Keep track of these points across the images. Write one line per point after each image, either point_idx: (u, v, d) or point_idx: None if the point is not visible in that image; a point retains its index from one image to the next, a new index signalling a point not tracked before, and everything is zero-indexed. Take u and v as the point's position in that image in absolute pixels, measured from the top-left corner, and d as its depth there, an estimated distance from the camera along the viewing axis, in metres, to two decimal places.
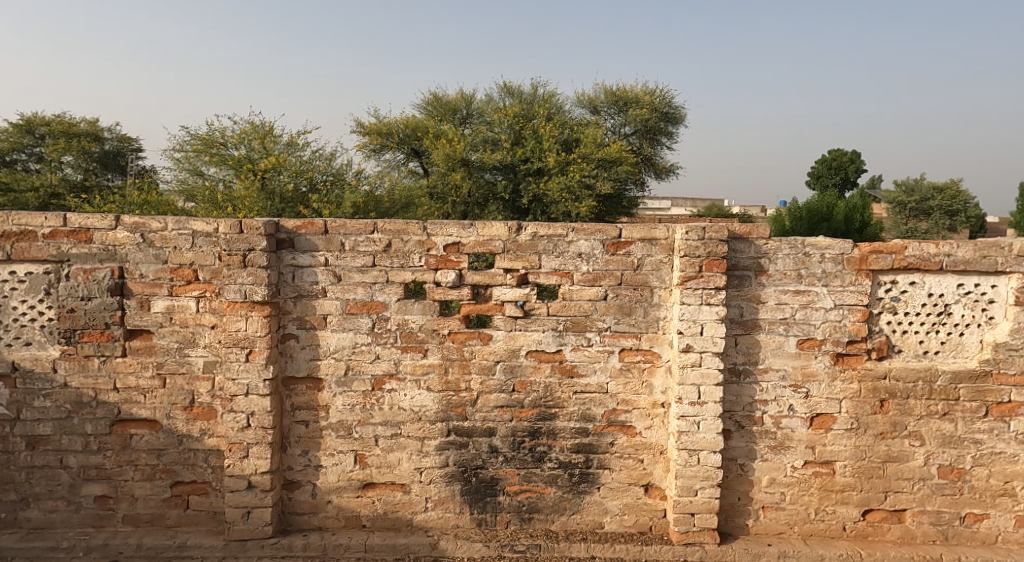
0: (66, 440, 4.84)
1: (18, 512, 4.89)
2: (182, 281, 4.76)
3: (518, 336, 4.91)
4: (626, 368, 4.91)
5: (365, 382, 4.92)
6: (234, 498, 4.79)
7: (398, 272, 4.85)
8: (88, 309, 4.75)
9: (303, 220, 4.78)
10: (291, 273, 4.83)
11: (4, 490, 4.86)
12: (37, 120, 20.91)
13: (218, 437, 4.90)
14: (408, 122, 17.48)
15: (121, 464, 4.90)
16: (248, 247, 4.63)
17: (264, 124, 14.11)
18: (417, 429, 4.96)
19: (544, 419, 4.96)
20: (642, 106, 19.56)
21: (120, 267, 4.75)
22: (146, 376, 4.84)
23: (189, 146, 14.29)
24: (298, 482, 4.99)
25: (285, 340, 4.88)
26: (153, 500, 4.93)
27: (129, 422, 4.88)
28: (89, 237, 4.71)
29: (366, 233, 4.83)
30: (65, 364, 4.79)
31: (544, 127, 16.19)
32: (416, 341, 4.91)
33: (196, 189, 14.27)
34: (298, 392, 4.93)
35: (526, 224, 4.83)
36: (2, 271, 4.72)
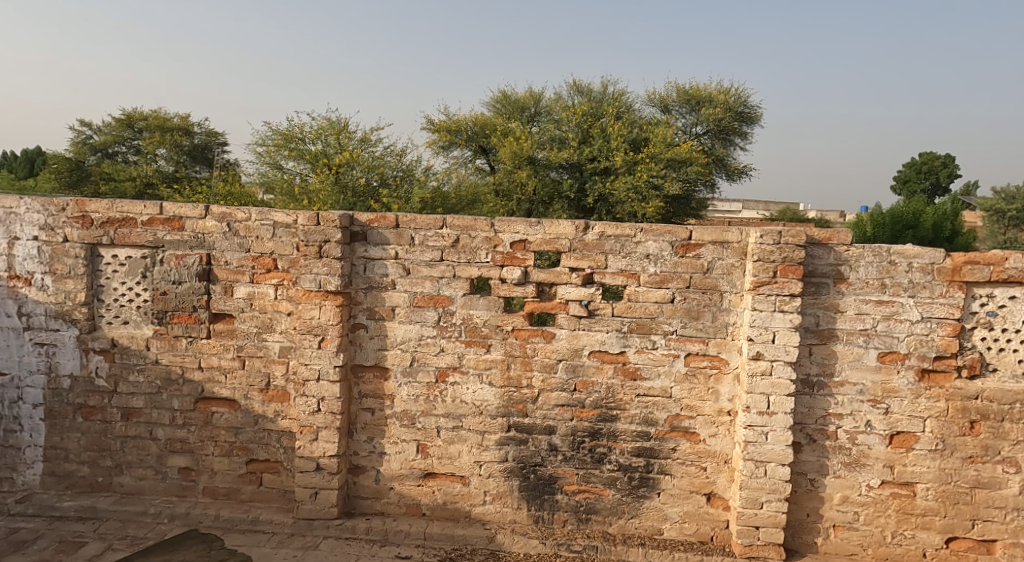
0: (155, 413, 5.25)
1: (112, 477, 5.33)
2: (263, 269, 5.04)
3: (581, 336, 4.90)
4: (691, 374, 4.81)
5: (429, 374, 5.05)
6: (304, 478, 5.04)
7: (465, 267, 4.94)
8: (178, 292, 5.12)
9: (376, 215, 4.94)
10: (363, 265, 5.01)
11: (99, 458, 5.31)
12: (137, 114, 22.62)
13: (290, 419, 5.17)
14: (477, 119, 17.69)
15: (203, 439, 5.25)
16: (325, 238, 4.85)
17: (340, 120, 14.79)
18: (479, 423, 5.04)
19: (605, 421, 4.93)
20: (716, 105, 19.11)
21: (208, 254, 5.08)
22: (227, 358, 5.16)
23: (271, 141, 15.11)
24: (362, 466, 5.19)
25: (355, 329, 5.08)
26: (230, 476, 5.27)
27: (212, 400, 5.23)
28: (182, 225, 5.07)
29: (435, 228, 4.94)
30: (157, 342, 5.19)
31: (613, 126, 16.03)
32: (480, 336, 4.99)
33: (275, 182, 15.09)
34: (366, 380, 5.12)
35: (594, 224, 4.80)
36: (106, 255, 5.16)
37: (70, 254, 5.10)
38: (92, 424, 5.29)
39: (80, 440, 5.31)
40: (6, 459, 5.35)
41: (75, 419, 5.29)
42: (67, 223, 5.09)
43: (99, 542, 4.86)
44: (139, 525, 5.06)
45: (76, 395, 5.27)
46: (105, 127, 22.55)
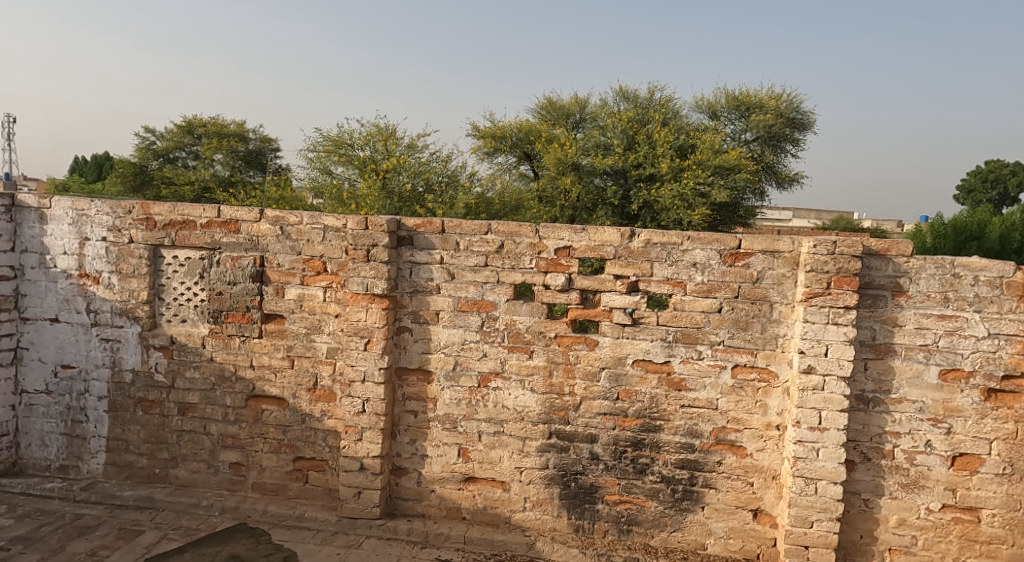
0: (209, 409, 5.40)
1: (168, 470, 5.50)
2: (313, 271, 5.14)
3: (625, 344, 4.84)
4: (739, 386, 4.70)
5: (472, 378, 5.06)
6: (347, 477, 5.11)
7: (509, 273, 4.94)
8: (233, 293, 5.27)
9: (423, 219, 4.99)
10: (409, 269, 5.06)
11: (156, 450, 5.49)
12: (197, 121, 23.45)
13: (335, 419, 5.25)
14: (522, 126, 17.81)
15: (253, 436, 5.37)
16: (372, 242, 4.92)
17: (388, 126, 15.06)
18: (520, 429, 5.03)
19: (648, 431, 4.85)
20: (766, 111, 18.74)
21: (261, 256, 5.21)
22: (277, 357, 5.28)
23: (321, 146, 15.47)
24: (404, 468, 5.23)
25: (400, 332, 5.13)
26: (277, 472, 5.38)
27: (262, 398, 5.35)
28: (237, 228, 5.22)
29: (480, 233, 4.95)
30: (212, 341, 5.35)
31: (659, 132, 15.86)
32: (522, 342, 4.98)
33: (324, 186, 15.43)
34: (409, 382, 5.16)
35: (641, 231, 4.75)
36: (167, 256, 5.36)
37: (135, 255, 5.33)
38: (151, 417, 5.48)
39: (139, 433, 5.50)
40: (72, 448, 5.59)
41: (135, 412, 5.49)
42: (133, 224, 5.32)
43: (155, 531, 5.02)
44: (192, 516, 5.21)
45: (137, 389, 5.47)
46: (167, 133, 23.47)
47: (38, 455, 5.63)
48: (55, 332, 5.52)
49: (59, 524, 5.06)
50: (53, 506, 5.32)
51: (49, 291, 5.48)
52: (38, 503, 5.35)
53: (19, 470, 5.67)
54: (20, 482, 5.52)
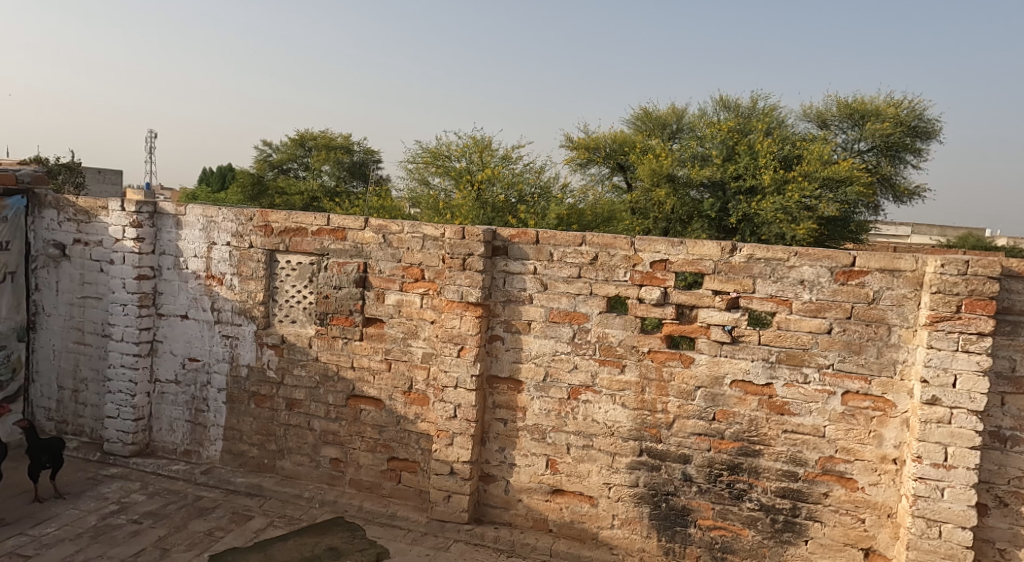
0: (313, 406, 5.65)
1: (275, 460, 5.79)
2: (411, 278, 5.28)
3: (723, 363, 4.65)
4: (849, 413, 4.39)
5: (562, 390, 5.01)
6: (438, 481, 5.19)
7: (603, 285, 4.87)
8: (338, 297, 5.49)
9: (518, 230, 5.01)
10: (503, 278, 5.09)
11: (266, 441, 5.79)
12: (308, 134, 24.82)
13: (428, 422, 5.34)
14: (617, 137, 17.58)
15: (351, 434, 5.56)
16: (468, 251, 4.99)
17: (485, 139, 15.38)
18: (610, 444, 4.93)
19: (746, 455, 4.63)
20: (884, 119, 17.63)
21: (365, 262, 5.40)
22: (376, 360, 5.45)
23: (420, 158, 15.99)
24: (493, 476, 5.25)
25: (492, 341, 5.16)
26: (373, 471, 5.53)
27: (361, 398, 5.54)
28: (344, 235, 5.44)
29: (575, 244, 4.91)
30: (318, 341, 5.59)
31: (762, 143, 15.23)
32: (615, 356, 4.89)
33: (421, 197, 15.92)
34: (500, 391, 5.18)
35: (743, 245, 4.55)
36: (281, 261, 5.67)
37: (254, 259, 5.68)
38: (263, 410, 5.79)
39: (251, 424, 5.83)
40: (195, 434, 6.00)
41: (248, 405, 5.83)
42: (252, 231, 5.67)
43: (263, 518, 5.29)
44: (295, 506, 5.45)
45: (251, 383, 5.80)
46: (281, 146, 25.02)
47: (167, 439, 6.09)
48: (184, 328, 5.97)
49: (182, 504, 5.45)
50: (178, 487, 5.73)
51: (182, 290, 5.95)
52: (165, 483, 5.79)
53: (151, 451, 6.15)
54: (152, 462, 5.99)
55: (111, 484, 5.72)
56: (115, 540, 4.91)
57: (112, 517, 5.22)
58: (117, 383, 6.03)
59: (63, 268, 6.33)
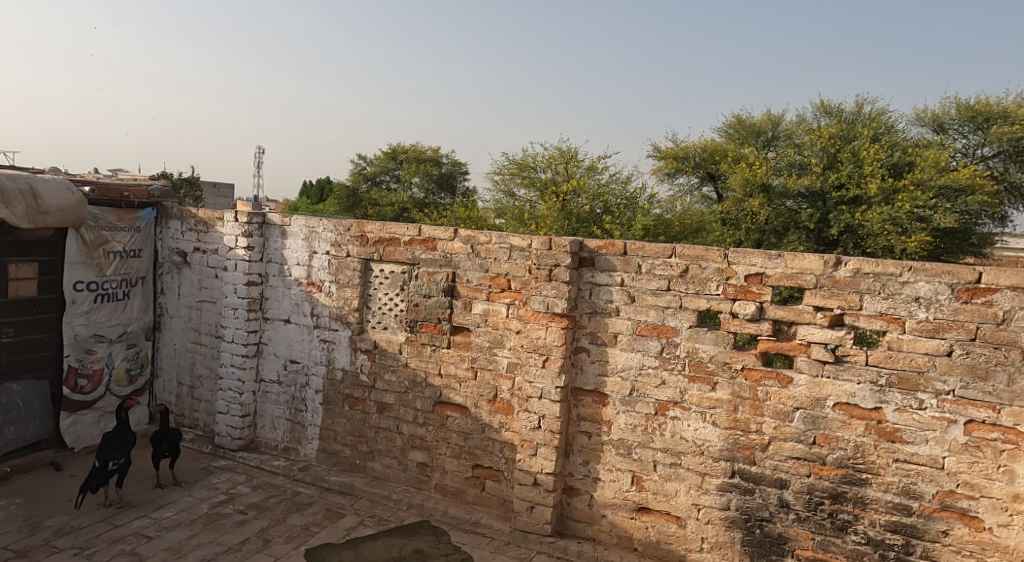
0: (402, 410, 5.76)
1: (366, 462, 5.94)
2: (498, 288, 5.30)
3: (825, 384, 4.37)
4: (973, 444, 4.02)
5: (649, 405, 4.87)
6: (522, 491, 5.15)
7: (693, 298, 4.70)
8: (427, 305, 5.58)
9: (605, 241, 4.93)
10: (589, 290, 5.02)
11: (358, 443, 5.96)
12: (399, 147, 25.61)
13: (512, 432, 5.32)
14: (707, 146, 17.09)
15: (438, 439, 5.63)
16: (555, 262, 4.96)
17: (571, 149, 15.35)
18: (699, 464, 4.74)
19: (850, 483, 4.33)
20: (1012, 121, 16.24)
21: (454, 272, 5.47)
22: (463, 368, 5.49)
23: (506, 170, 16.15)
24: (577, 489, 5.16)
25: (577, 352, 5.09)
26: (458, 477, 5.57)
27: (448, 405, 5.60)
28: (434, 245, 5.53)
29: (664, 256, 4.77)
30: (407, 348, 5.70)
31: (868, 150, 14.38)
32: (705, 372, 4.70)
33: (507, 208, 16.08)
34: (585, 403, 5.10)
35: (849, 259, 4.28)
36: (375, 269, 5.83)
37: (350, 267, 5.88)
38: (355, 412, 5.96)
39: (345, 425, 6.01)
40: (294, 433, 6.26)
41: (342, 407, 6.02)
42: (349, 240, 5.87)
43: (355, 516, 5.44)
44: (384, 507, 5.57)
45: (346, 386, 5.99)
46: (374, 159, 25.95)
47: (270, 435, 6.38)
48: (287, 331, 6.25)
49: (282, 498, 5.69)
50: (278, 481, 5.99)
51: (285, 295, 6.23)
52: (267, 477, 6.06)
53: (255, 446, 6.46)
54: (256, 457, 6.29)
55: (221, 475, 6.06)
56: (223, 528, 5.18)
57: (222, 506, 5.51)
58: (227, 381, 6.38)
59: (185, 274, 6.78)
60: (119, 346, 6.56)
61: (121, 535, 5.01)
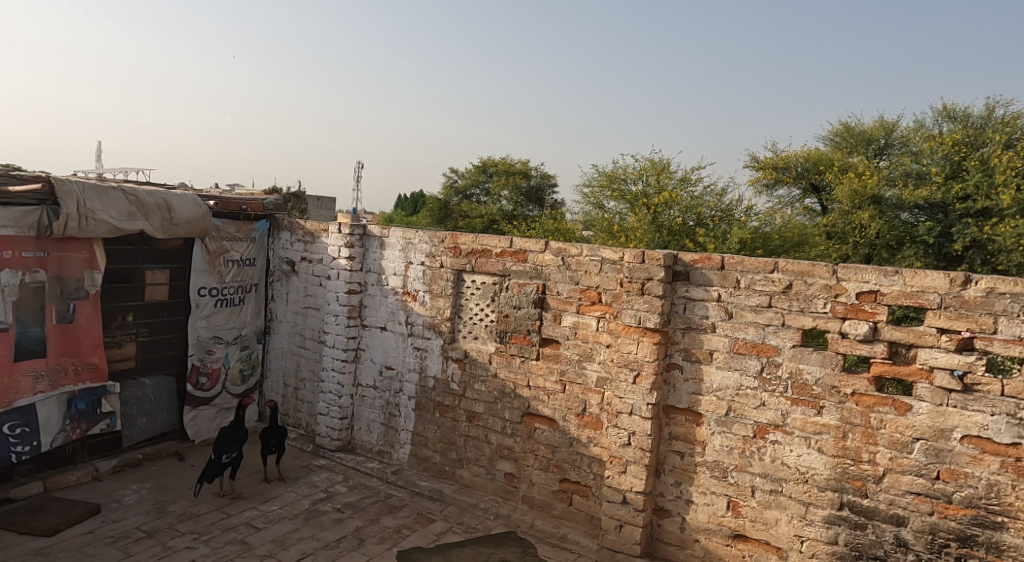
0: (491, 420, 5.76)
1: (454, 469, 5.98)
2: (588, 301, 5.20)
3: (950, 413, 3.99)
4: None
5: (747, 427, 4.62)
6: (611, 509, 5.01)
7: (797, 316, 4.43)
8: (518, 316, 5.56)
9: (701, 255, 4.74)
10: (683, 305, 4.84)
11: (448, 450, 6.01)
12: (489, 160, 25.95)
13: (601, 447, 5.19)
14: (810, 155, 16.25)
15: (526, 451, 5.58)
16: (648, 276, 4.81)
17: (663, 161, 15.03)
18: (803, 492, 4.44)
19: (981, 526, 3.93)
20: None
21: (544, 284, 5.43)
22: (551, 380, 5.43)
23: (596, 182, 16.01)
24: (668, 511, 4.96)
25: (670, 369, 4.91)
26: (545, 490, 5.49)
27: (536, 417, 5.54)
28: (525, 257, 5.51)
29: (765, 271, 4.52)
30: (497, 358, 5.70)
31: (999, 157, 13.18)
32: (810, 395, 4.41)
33: (596, 220, 15.93)
34: (678, 422, 4.90)
35: (980, 277, 3.89)
36: (467, 280, 5.88)
37: (443, 277, 5.96)
38: (446, 419, 6.02)
39: (435, 432, 6.08)
40: (388, 437, 6.39)
41: (433, 413, 6.09)
42: (443, 252, 5.96)
43: (443, 522, 5.47)
44: (472, 516, 5.58)
45: (437, 394, 6.06)
46: (465, 172, 26.45)
47: (365, 438, 6.54)
48: (383, 338, 6.40)
49: (376, 499, 5.81)
50: (372, 483, 6.13)
51: (382, 304, 6.40)
52: (361, 478, 6.22)
53: (352, 448, 6.64)
54: (352, 458, 6.46)
55: (319, 474, 6.27)
56: (322, 524, 5.34)
57: (320, 504, 5.69)
58: (328, 384, 6.60)
59: (293, 282, 7.10)
60: (235, 347, 6.94)
61: (233, 524, 5.26)
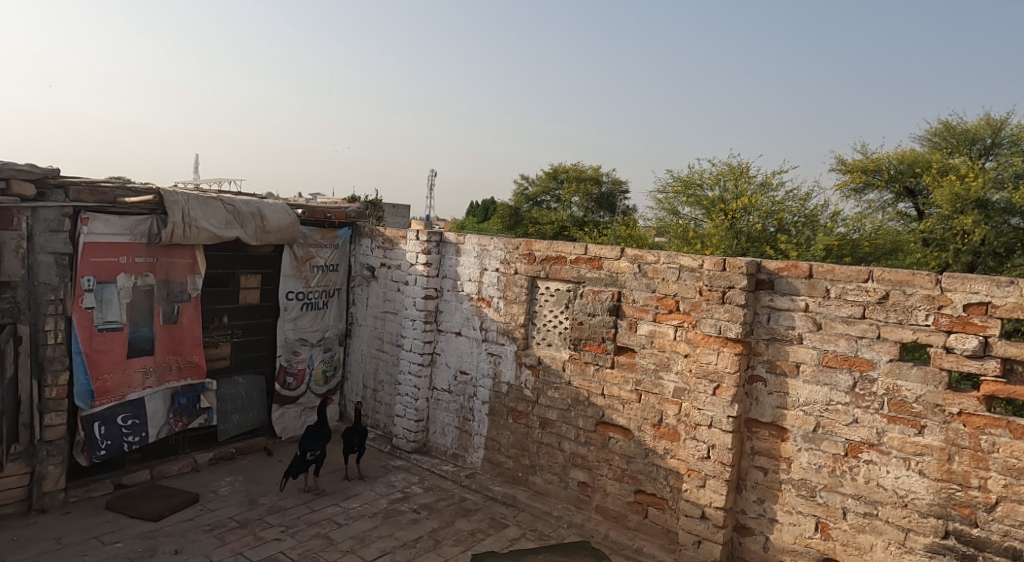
0: (565, 427, 5.70)
1: (527, 475, 5.96)
2: (665, 309, 5.08)
3: None
4: None
5: (837, 445, 4.38)
6: (688, 523, 4.87)
7: (894, 329, 4.17)
8: (592, 324, 5.50)
9: (787, 263, 4.54)
10: (767, 315, 4.65)
11: (521, 456, 6.00)
12: (560, 167, 25.91)
13: (678, 459, 5.05)
14: (903, 157, 15.29)
15: (600, 460, 5.49)
16: (729, 284, 4.66)
17: (741, 165, 14.58)
18: (901, 517, 4.18)
19: None
20: None
21: (620, 291, 5.34)
22: (626, 389, 5.33)
23: (670, 188, 15.71)
24: (750, 529, 4.76)
25: (752, 381, 4.73)
26: (620, 501, 5.38)
27: (610, 425, 5.45)
28: (600, 264, 5.44)
29: (858, 280, 4.29)
30: (571, 366, 5.65)
31: None
32: (909, 414, 4.14)
33: (670, 226, 15.59)
34: (760, 436, 4.71)
35: None
36: (541, 287, 5.86)
37: (518, 283, 5.97)
38: (519, 425, 6.01)
39: (509, 438, 6.08)
40: (462, 440, 6.44)
41: (507, 419, 6.10)
42: (518, 258, 5.96)
43: (517, 528, 5.45)
44: (546, 523, 5.54)
45: (510, 399, 6.06)
46: (536, 179, 26.49)
47: (440, 441, 6.62)
48: (458, 343, 6.47)
49: (451, 502, 5.86)
50: (447, 485, 6.19)
51: (458, 309, 6.47)
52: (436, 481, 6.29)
53: (427, 450, 6.73)
54: (428, 460, 6.55)
55: (396, 475, 6.38)
56: (400, 524, 5.43)
57: (398, 504, 5.79)
58: (405, 387, 6.73)
59: (372, 287, 7.28)
60: (318, 349, 7.17)
61: (317, 518, 5.43)
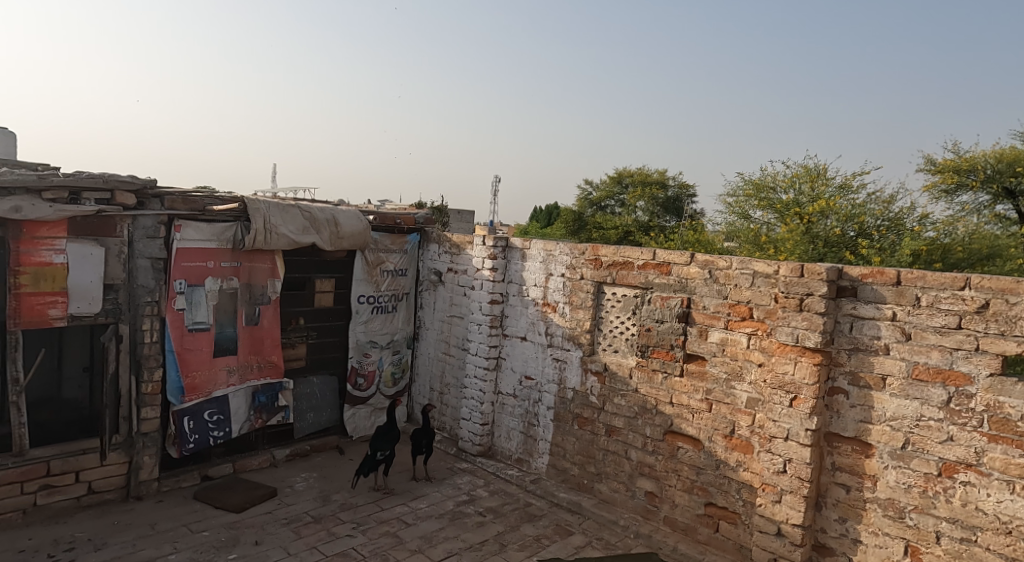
0: (631, 435, 5.56)
1: (593, 483, 5.84)
2: (738, 316, 4.88)
3: None
4: None
5: (929, 464, 4.09)
6: (763, 539, 4.65)
7: (995, 340, 3.86)
8: (660, 330, 5.34)
9: (871, 269, 4.28)
10: (849, 323, 4.39)
11: (586, 463, 5.89)
12: (625, 171, 25.58)
13: (751, 472, 4.82)
14: (1003, 155, 14.31)
15: (668, 470, 5.32)
16: (807, 291, 4.43)
17: (818, 167, 13.99)
18: (1003, 543, 3.86)
19: None
20: None
21: (689, 298, 5.17)
22: (696, 398, 5.14)
23: (741, 192, 15.24)
24: (830, 549, 4.51)
25: (832, 394, 4.47)
26: (689, 513, 5.19)
27: (679, 435, 5.27)
28: (669, 270, 5.28)
29: (953, 288, 3.99)
30: (638, 373, 5.50)
31: None
32: (1013, 432, 3.81)
33: (740, 230, 15.11)
34: (842, 452, 4.44)
35: None
36: (608, 292, 5.74)
37: (583, 289, 5.87)
38: (585, 432, 5.90)
39: (575, 444, 5.98)
40: (527, 445, 6.38)
41: (572, 425, 6.00)
42: (584, 263, 5.86)
43: (582, 536, 5.34)
44: (611, 532, 5.40)
45: (576, 406, 5.96)
46: (601, 184, 26.23)
47: (505, 445, 6.58)
48: (524, 348, 6.42)
49: (516, 507, 5.80)
50: (511, 489, 6.13)
51: (523, 314, 6.42)
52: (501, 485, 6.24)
53: (492, 454, 6.71)
54: (493, 464, 6.52)
55: (462, 477, 6.37)
56: (466, 526, 5.41)
57: (464, 506, 5.77)
58: (471, 391, 6.72)
59: (439, 292, 7.33)
60: (388, 352, 7.26)
61: (386, 518, 5.47)
